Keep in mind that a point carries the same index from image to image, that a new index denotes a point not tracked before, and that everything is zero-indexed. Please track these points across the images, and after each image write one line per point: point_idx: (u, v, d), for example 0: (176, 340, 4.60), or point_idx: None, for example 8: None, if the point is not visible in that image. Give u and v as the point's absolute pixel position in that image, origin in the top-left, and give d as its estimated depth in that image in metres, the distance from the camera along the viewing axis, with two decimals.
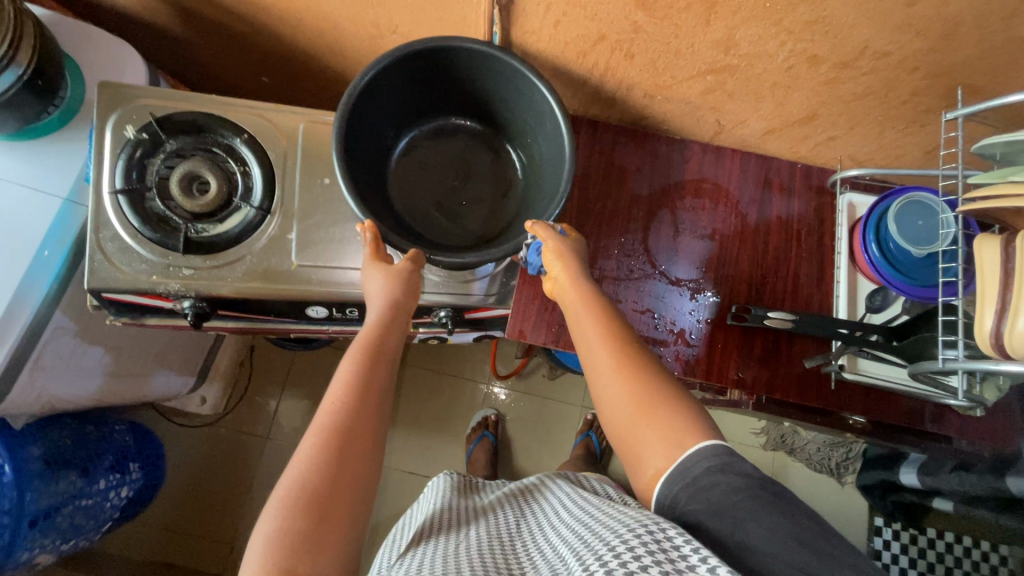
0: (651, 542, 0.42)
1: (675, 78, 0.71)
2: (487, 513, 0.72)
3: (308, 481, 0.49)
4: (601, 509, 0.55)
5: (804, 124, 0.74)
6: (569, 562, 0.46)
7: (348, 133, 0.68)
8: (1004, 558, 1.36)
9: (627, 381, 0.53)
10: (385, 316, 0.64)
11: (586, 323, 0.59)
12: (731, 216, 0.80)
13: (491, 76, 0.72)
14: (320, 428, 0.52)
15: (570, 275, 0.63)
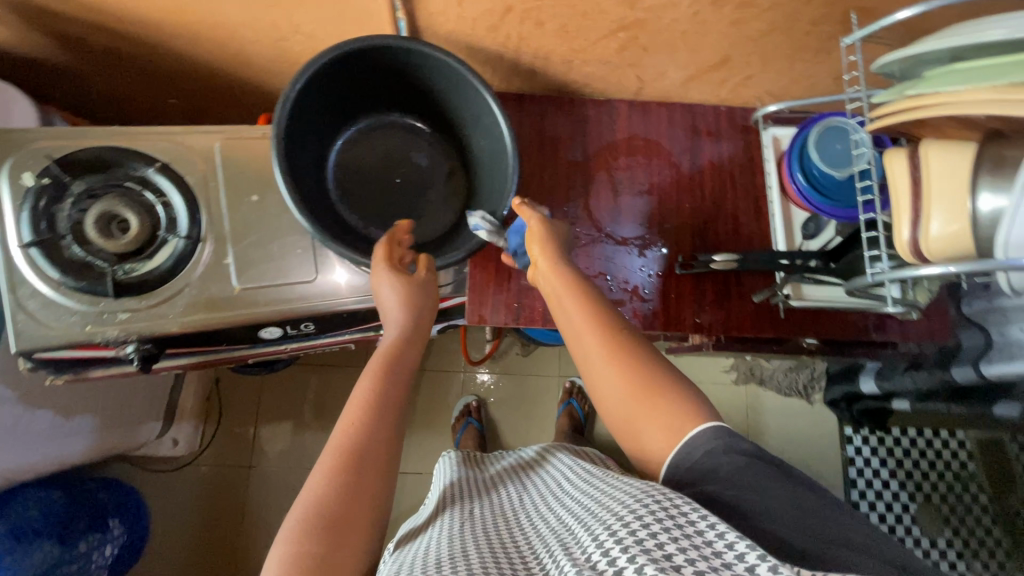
0: (662, 514, 0.42)
1: (588, 40, 0.71)
2: (492, 491, 0.74)
3: (327, 502, 0.47)
4: (605, 480, 0.56)
5: (719, 68, 0.75)
6: (579, 534, 0.47)
7: (286, 145, 0.64)
8: (959, 441, 1.48)
9: (618, 367, 0.53)
10: (403, 333, 0.60)
11: (568, 303, 0.59)
12: (666, 169, 0.82)
13: (417, 65, 0.70)
14: (335, 449, 0.51)
15: (549, 259, 0.62)
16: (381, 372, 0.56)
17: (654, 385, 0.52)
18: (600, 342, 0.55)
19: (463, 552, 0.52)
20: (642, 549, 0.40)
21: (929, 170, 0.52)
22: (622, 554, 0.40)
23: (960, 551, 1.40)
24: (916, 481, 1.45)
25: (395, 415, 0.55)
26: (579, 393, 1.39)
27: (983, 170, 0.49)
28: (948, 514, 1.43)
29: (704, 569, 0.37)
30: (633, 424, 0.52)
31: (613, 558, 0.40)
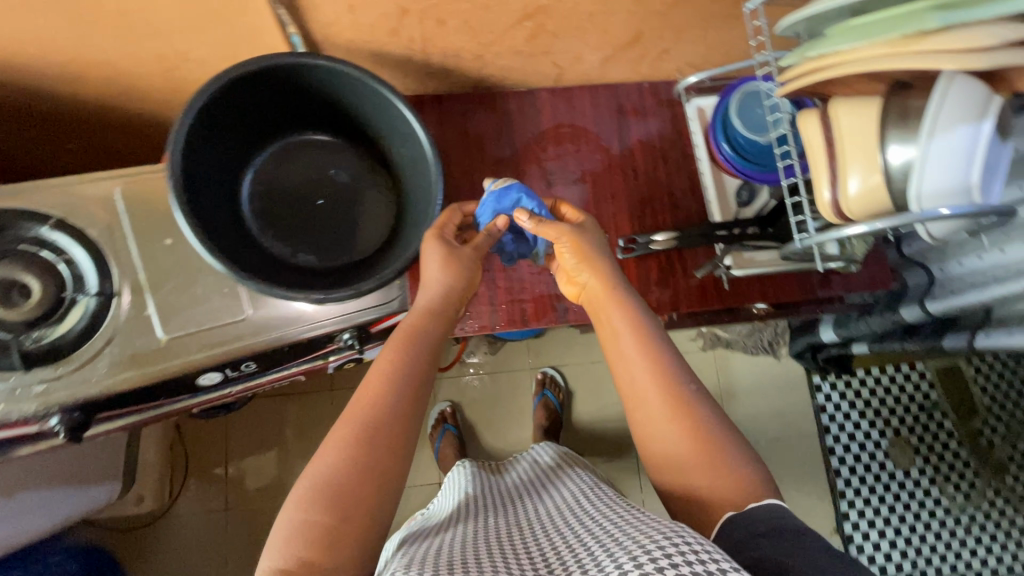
0: (686, 551, 0.42)
1: (496, 33, 0.68)
2: (504, 501, 0.76)
3: (336, 475, 0.49)
4: (626, 509, 0.56)
5: (633, 45, 0.74)
6: (599, 555, 0.47)
7: (188, 182, 0.60)
8: (920, 373, 1.54)
9: (670, 405, 0.55)
10: (432, 304, 0.62)
11: (619, 328, 0.60)
12: (597, 154, 0.80)
13: (321, 80, 0.66)
14: (351, 425, 0.52)
15: (601, 280, 0.62)
16: (402, 345, 0.58)
17: (703, 429, 0.54)
18: (654, 376, 0.56)
19: (475, 548, 0.54)
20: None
21: (840, 130, 0.51)
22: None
23: (932, 477, 1.47)
24: (886, 418, 1.50)
25: (410, 409, 0.54)
26: (553, 383, 1.39)
27: (890, 124, 0.48)
28: (918, 445, 1.49)
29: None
30: (666, 443, 0.54)
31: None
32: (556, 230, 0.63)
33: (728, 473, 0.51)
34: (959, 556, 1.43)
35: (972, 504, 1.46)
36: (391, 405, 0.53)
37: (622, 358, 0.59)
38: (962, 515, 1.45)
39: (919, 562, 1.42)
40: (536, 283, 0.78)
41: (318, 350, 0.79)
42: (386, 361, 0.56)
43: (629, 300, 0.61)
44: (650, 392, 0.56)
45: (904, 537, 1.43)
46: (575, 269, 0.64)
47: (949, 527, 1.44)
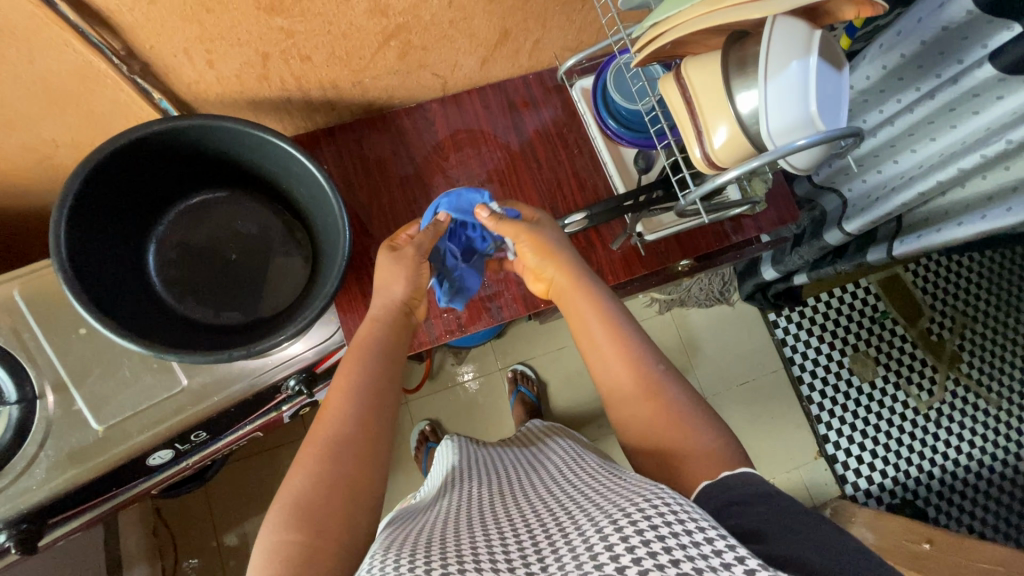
0: (673, 520, 0.39)
1: (365, 58, 0.69)
2: (491, 472, 0.72)
3: (307, 488, 0.51)
4: (611, 475, 0.53)
5: (505, 42, 0.75)
6: (578, 518, 0.44)
7: (80, 268, 0.59)
8: (865, 289, 1.61)
9: (636, 382, 0.58)
10: (380, 325, 0.66)
11: (588, 316, 0.63)
12: (497, 152, 0.82)
13: (201, 140, 0.65)
14: (321, 439, 0.54)
15: (565, 274, 0.66)
16: (358, 360, 0.61)
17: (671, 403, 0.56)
18: (620, 353, 0.60)
19: (465, 522, 0.49)
20: (645, 547, 0.37)
21: (694, 88, 0.54)
22: (621, 548, 0.37)
23: (896, 382, 1.55)
24: (845, 337, 1.57)
25: (374, 416, 0.57)
26: (524, 377, 1.40)
27: (734, 75, 0.51)
28: (877, 355, 1.57)
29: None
30: (638, 418, 0.57)
31: (609, 545, 0.38)
32: (513, 231, 0.67)
33: (699, 443, 0.53)
34: (935, 450, 1.50)
35: (937, 399, 1.54)
36: (359, 421, 0.56)
37: (593, 340, 0.62)
38: (930, 411, 1.53)
39: (901, 465, 1.49)
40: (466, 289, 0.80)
41: (266, 404, 0.79)
42: (351, 374, 0.60)
43: (592, 287, 0.64)
44: (622, 370, 0.59)
45: (883, 444, 1.50)
46: (539, 265, 0.68)
47: (921, 425, 1.52)
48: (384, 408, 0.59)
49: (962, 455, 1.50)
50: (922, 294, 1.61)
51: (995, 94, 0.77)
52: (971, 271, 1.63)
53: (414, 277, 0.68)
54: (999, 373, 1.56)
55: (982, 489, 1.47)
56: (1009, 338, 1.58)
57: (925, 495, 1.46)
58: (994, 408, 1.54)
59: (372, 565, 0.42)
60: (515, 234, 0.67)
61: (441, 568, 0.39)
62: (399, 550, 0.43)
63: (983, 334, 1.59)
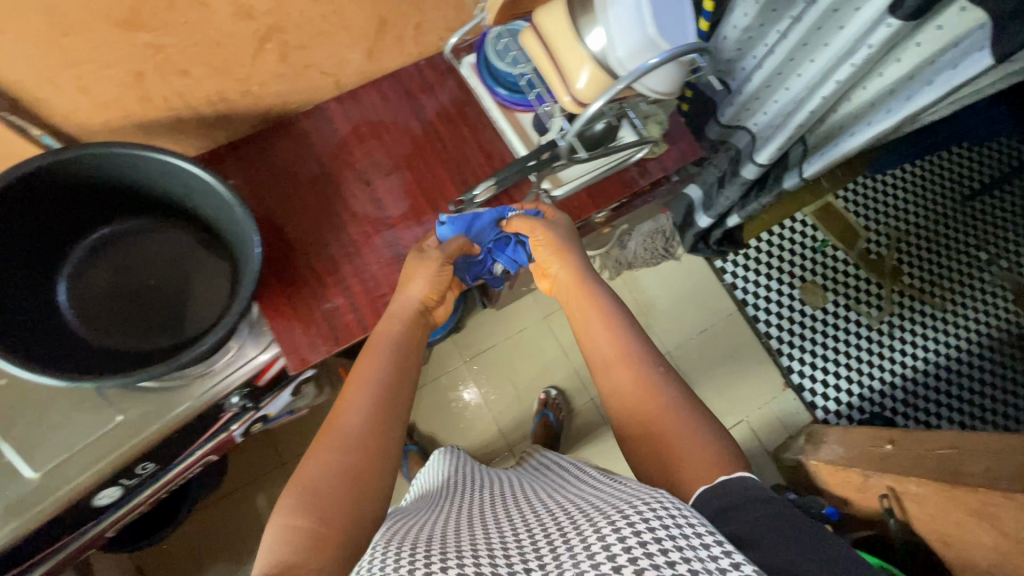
0: (670, 525, 0.41)
1: (246, 64, 0.69)
2: (491, 480, 0.75)
3: (316, 478, 0.54)
4: (609, 484, 0.55)
5: (385, 31, 0.77)
6: (577, 518, 0.45)
7: None
8: (802, 222, 1.68)
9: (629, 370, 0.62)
10: (392, 339, 0.68)
11: (591, 315, 0.69)
12: (402, 139, 0.83)
13: (95, 173, 0.65)
14: (334, 433, 0.58)
15: (574, 273, 0.73)
16: (374, 367, 0.65)
17: (658, 391, 0.60)
18: (616, 345, 0.65)
19: (471, 520, 0.51)
20: (642, 547, 0.39)
21: (548, 34, 0.57)
22: (621, 547, 0.39)
23: (846, 303, 1.61)
24: (792, 271, 1.63)
25: (383, 422, 0.60)
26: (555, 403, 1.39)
27: (578, 13, 0.54)
28: (825, 282, 1.63)
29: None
30: (621, 376, 0.62)
31: (609, 545, 0.40)
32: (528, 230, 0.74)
33: (657, 399, 0.59)
34: (894, 360, 1.56)
35: (886, 313, 1.60)
36: (372, 418, 0.59)
37: (588, 321, 0.68)
38: (882, 325, 1.60)
39: (864, 381, 1.54)
40: (390, 274, 0.78)
41: (213, 425, 0.79)
42: (370, 378, 0.63)
43: (598, 290, 0.71)
44: (605, 338, 0.66)
45: (844, 364, 1.56)
46: (550, 262, 0.74)
47: (876, 340, 1.58)
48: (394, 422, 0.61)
49: (919, 360, 1.56)
50: (855, 217, 1.68)
51: (853, 6, 0.82)
52: (895, 188, 1.71)
53: (427, 277, 0.72)
54: (940, 278, 1.64)
55: (943, 389, 1.53)
56: (941, 244, 1.67)
57: (891, 404, 1.52)
58: (940, 311, 1.60)
59: (373, 558, 0.43)
60: (532, 230, 0.74)
61: (442, 563, 0.40)
62: (403, 542, 0.45)
63: (917, 244, 1.67)
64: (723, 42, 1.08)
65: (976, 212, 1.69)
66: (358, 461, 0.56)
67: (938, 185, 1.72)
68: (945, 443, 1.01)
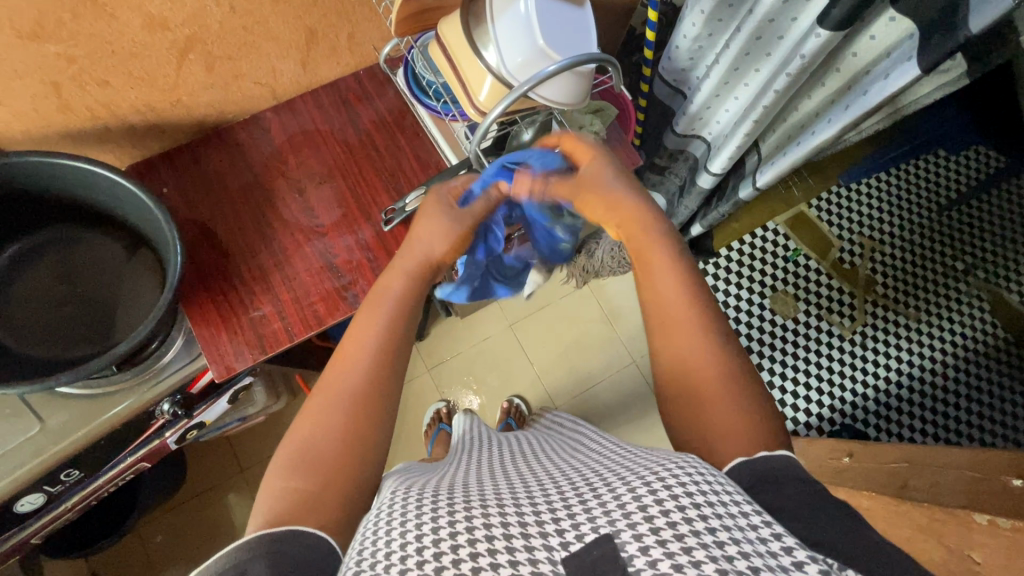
0: (715, 504, 0.39)
1: (171, 76, 0.71)
2: (510, 447, 0.75)
3: (312, 440, 0.52)
4: (628, 450, 0.54)
5: (316, 43, 0.78)
6: (604, 482, 0.43)
7: None
8: (774, 232, 1.66)
9: (694, 339, 0.58)
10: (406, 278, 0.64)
11: (654, 258, 0.63)
12: (336, 148, 0.84)
13: (15, 181, 0.67)
14: (335, 390, 0.55)
15: (629, 213, 0.66)
16: (377, 314, 0.61)
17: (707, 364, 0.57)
18: (685, 297, 0.60)
19: (485, 478, 0.52)
20: (687, 521, 0.37)
21: (449, 43, 0.57)
22: (664, 519, 0.37)
23: (818, 313, 1.59)
24: (762, 280, 1.62)
25: (383, 374, 0.57)
26: (518, 411, 1.36)
27: (472, 23, 0.55)
28: (796, 291, 1.61)
29: (753, 556, 0.36)
30: (683, 339, 0.58)
31: (651, 513, 0.37)
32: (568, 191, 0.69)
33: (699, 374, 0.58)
34: (866, 371, 1.54)
35: (859, 323, 1.58)
36: (365, 375, 0.56)
37: (646, 262, 0.63)
38: (855, 336, 1.57)
39: (836, 392, 1.52)
40: (319, 281, 0.78)
41: (144, 432, 0.79)
42: (370, 331, 0.59)
43: (659, 231, 0.65)
44: (657, 287, 0.61)
45: (815, 375, 1.54)
46: (604, 207, 0.67)
47: (848, 351, 1.56)
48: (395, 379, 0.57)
49: (892, 371, 1.54)
50: (829, 227, 1.67)
51: (789, 15, 0.82)
52: (869, 197, 1.70)
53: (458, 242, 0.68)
54: (915, 287, 1.62)
55: (919, 401, 1.51)
56: (917, 254, 1.65)
57: (863, 416, 1.50)
58: (915, 321, 1.58)
59: (379, 521, 0.42)
60: (568, 193, 0.69)
61: (460, 507, 0.41)
62: (415, 491, 0.46)
63: (891, 254, 1.65)
64: (676, 52, 1.06)
65: (953, 221, 1.67)
66: (354, 421, 0.53)
67: (914, 193, 1.69)
68: (899, 458, 1.01)
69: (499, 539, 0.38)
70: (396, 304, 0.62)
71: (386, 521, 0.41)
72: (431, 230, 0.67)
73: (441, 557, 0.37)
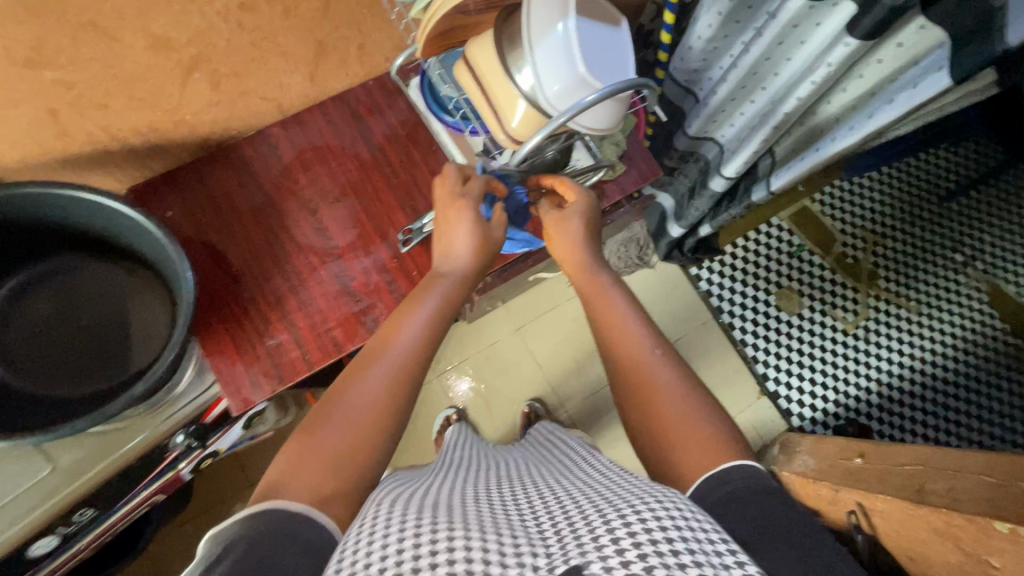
0: (685, 536, 0.37)
1: (174, 96, 0.67)
2: (499, 465, 0.76)
3: (354, 405, 0.53)
4: (617, 478, 0.52)
5: (326, 55, 0.74)
6: (585, 510, 0.42)
7: None
8: (779, 227, 1.66)
9: (635, 361, 0.60)
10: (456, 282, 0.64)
11: (603, 300, 0.66)
12: (348, 164, 0.80)
13: (14, 214, 0.63)
14: (387, 367, 0.56)
15: (586, 265, 0.68)
16: (419, 302, 0.62)
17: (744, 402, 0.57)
18: (628, 332, 0.62)
19: (486, 495, 0.52)
20: (656, 552, 0.35)
21: (479, 66, 0.54)
22: (634, 551, 0.35)
23: (822, 308, 1.60)
24: (767, 276, 1.62)
25: (422, 365, 0.58)
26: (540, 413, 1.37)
27: (506, 47, 0.51)
28: (800, 287, 1.62)
29: None
30: (633, 353, 0.60)
31: (620, 541, 0.36)
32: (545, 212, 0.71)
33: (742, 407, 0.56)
34: (869, 366, 1.56)
35: (862, 318, 1.60)
36: (408, 354, 0.57)
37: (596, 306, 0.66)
38: (858, 330, 1.59)
39: (839, 387, 1.54)
40: (337, 307, 0.75)
41: (159, 465, 0.77)
42: (410, 325, 0.60)
43: (612, 288, 0.67)
44: (605, 313, 0.64)
45: (819, 370, 1.55)
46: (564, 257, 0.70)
47: (851, 345, 1.58)
48: (415, 379, 0.57)
49: (894, 365, 1.56)
50: (831, 221, 1.67)
51: (812, 20, 0.80)
52: (870, 189, 1.69)
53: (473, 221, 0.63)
54: (915, 280, 1.63)
55: (918, 395, 1.53)
56: (918, 247, 1.65)
57: (865, 410, 1.52)
58: (916, 314, 1.60)
59: (385, 520, 0.40)
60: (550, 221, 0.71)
61: (448, 522, 0.39)
62: (401, 505, 0.43)
63: (893, 247, 1.65)
64: (689, 52, 1.03)
65: (952, 213, 1.67)
66: (384, 394, 0.54)
67: (915, 185, 1.70)
68: (913, 460, 1.02)
69: (499, 555, 0.36)
70: (439, 295, 0.63)
71: (387, 526, 0.38)
72: (465, 238, 0.64)
73: (440, 566, 0.34)
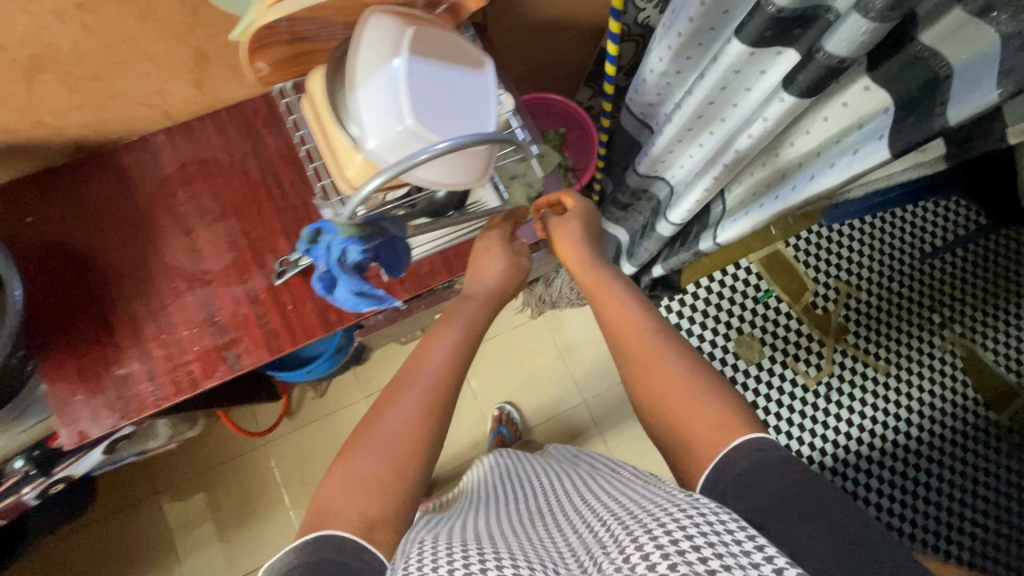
0: (706, 534, 0.39)
1: (23, 96, 0.60)
2: (522, 478, 0.75)
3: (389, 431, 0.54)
4: (643, 486, 0.54)
5: (208, 63, 0.68)
6: (611, 531, 0.43)
7: None
8: (747, 269, 1.58)
9: (649, 361, 0.59)
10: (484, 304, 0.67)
11: (618, 300, 0.66)
12: (234, 181, 0.74)
13: None
14: (413, 390, 0.57)
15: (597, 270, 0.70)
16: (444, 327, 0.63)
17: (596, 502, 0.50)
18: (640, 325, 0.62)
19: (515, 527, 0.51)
20: (683, 555, 0.37)
21: (318, 104, 0.47)
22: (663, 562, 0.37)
23: (783, 360, 1.53)
24: (729, 321, 1.54)
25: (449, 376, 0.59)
26: (509, 419, 1.35)
27: (337, 88, 0.45)
28: (763, 335, 1.54)
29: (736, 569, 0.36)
30: (656, 378, 0.57)
31: (648, 555, 0.38)
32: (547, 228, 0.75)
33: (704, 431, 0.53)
34: (827, 426, 1.48)
35: (825, 373, 1.52)
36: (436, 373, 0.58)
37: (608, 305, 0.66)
38: (819, 387, 1.51)
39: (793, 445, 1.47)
40: (197, 338, 0.69)
41: None
42: (437, 344, 0.61)
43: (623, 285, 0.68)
44: (627, 334, 0.62)
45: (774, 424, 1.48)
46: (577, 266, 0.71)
47: (810, 402, 1.50)
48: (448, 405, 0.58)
49: (853, 429, 1.48)
50: (805, 269, 1.59)
51: (756, 68, 0.72)
52: (850, 238, 1.61)
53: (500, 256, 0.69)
54: (887, 339, 1.54)
55: (875, 460, 1.46)
56: (894, 304, 1.57)
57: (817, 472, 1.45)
58: (884, 375, 1.52)
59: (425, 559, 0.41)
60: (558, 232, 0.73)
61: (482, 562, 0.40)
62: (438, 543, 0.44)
63: (866, 301, 1.57)
64: (643, 84, 0.96)
65: (934, 272, 1.58)
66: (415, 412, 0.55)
67: (899, 237, 1.60)
68: None
69: None
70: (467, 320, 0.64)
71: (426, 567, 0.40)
72: (496, 265, 0.69)
73: None
